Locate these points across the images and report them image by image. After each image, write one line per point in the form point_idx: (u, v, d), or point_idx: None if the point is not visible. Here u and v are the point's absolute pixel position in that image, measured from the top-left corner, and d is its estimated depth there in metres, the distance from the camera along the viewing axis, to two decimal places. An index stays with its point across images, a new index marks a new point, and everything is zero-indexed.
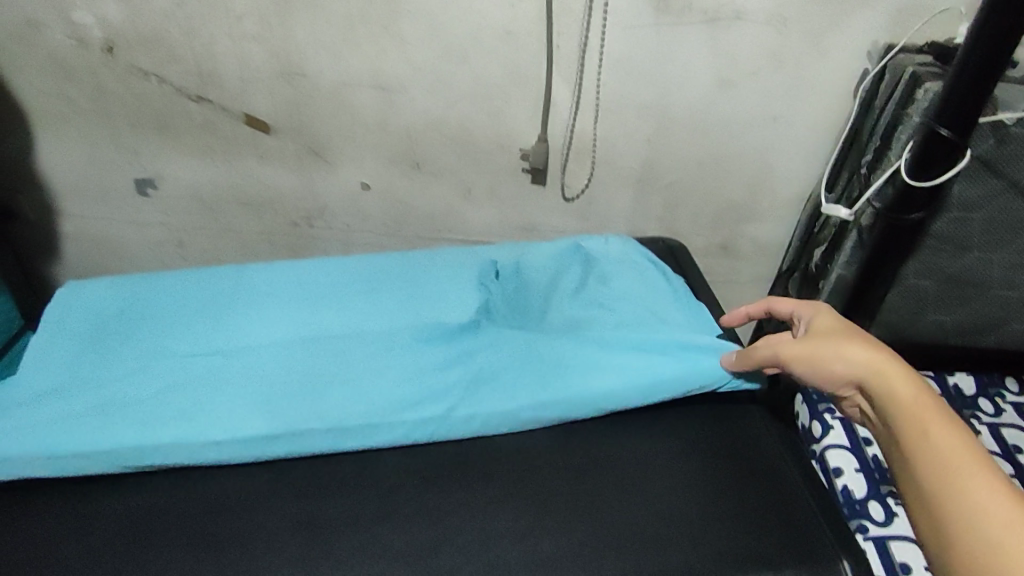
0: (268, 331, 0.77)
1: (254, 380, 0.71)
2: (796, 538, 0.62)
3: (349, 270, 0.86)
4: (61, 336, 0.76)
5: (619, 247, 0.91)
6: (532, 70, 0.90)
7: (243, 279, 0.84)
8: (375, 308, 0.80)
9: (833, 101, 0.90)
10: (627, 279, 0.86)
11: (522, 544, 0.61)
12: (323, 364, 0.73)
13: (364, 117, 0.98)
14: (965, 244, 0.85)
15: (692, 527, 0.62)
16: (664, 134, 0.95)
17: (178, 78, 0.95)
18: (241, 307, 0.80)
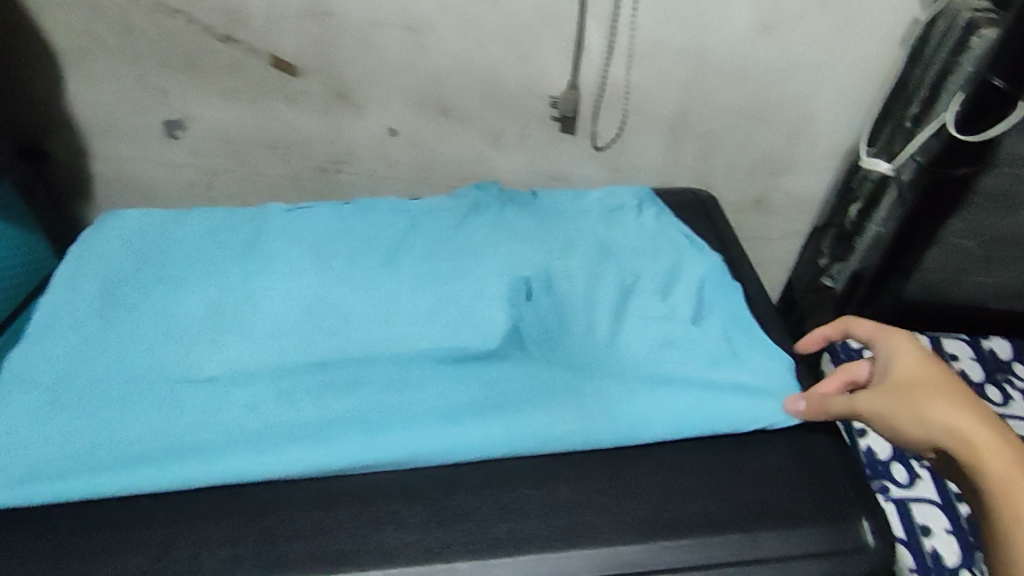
0: (281, 335, 0.70)
1: (273, 391, 0.66)
2: (816, 496, 0.62)
3: (353, 241, 0.79)
4: (74, 305, 0.73)
5: (652, 222, 0.83)
6: (565, 10, 0.86)
7: (233, 267, 0.76)
8: (392, 302, 0.73)
9: (883, 48, 0.85)
10: (664, 261, 0.79)
11: (540, 489, 0.62)
12: (345, 374, 0.67)
13: (392, 60, 0.95)
14: (1013, 203, 0.81)
15: (713, 480, 0.63)
16: (701, 81, 0.91)
17: (205, 17, 0.94)
18: (239, 310, 0.72)
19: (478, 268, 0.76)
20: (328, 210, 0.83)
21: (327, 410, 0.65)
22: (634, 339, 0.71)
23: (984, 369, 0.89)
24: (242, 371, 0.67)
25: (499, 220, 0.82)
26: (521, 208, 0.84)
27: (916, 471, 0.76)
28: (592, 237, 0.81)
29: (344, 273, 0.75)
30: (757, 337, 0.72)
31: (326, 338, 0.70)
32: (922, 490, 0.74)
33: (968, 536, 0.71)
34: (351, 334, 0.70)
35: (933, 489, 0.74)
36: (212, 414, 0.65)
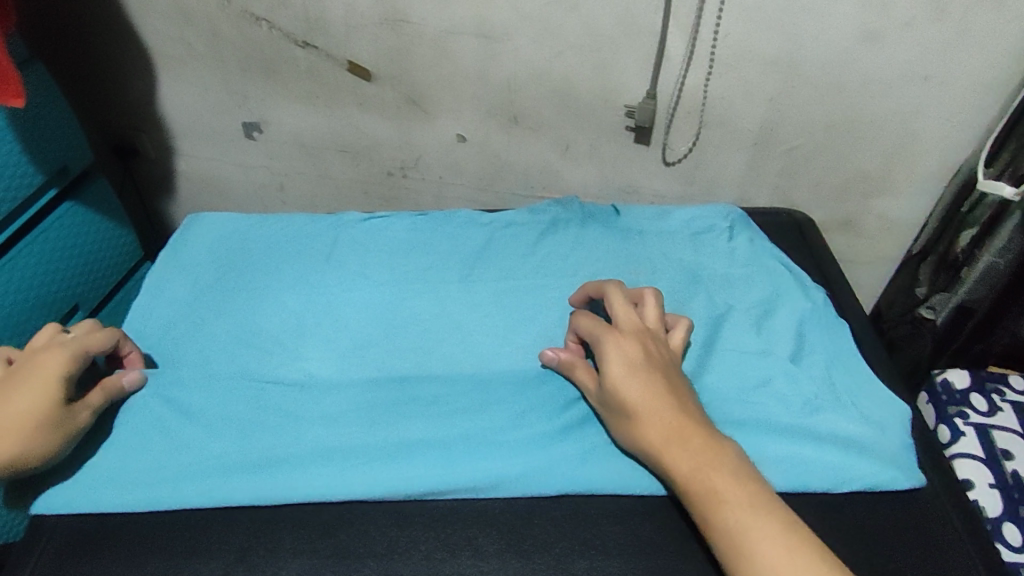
0: (349, 349, 0.68)
1: (341, 406, 0.64)
2: (934, 555, 0.54)
3: (427, 254, 0.77)
4: (157, 303, 0.74)
5: (745, 247, 0.77)
6: (648, 17, 0.82)
7: (307, 277, 0.75)
8: (464, 322, 0.70)
9: (1005, 61, 0.77)
10: (759, 289, 0.72)
11: (619, 526, 0.57)
12: (414, 393, 0.64)
13: (465, 67, 0.94)
14: None
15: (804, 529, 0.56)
16: (791, 94, 0.86)
17: (286, 24, 0.95)
18: (307, 321, 0.71)
19: (557, 291, 0.72)
20: (406, 221, 0.81)
21: (393, 431, 0.62)
22: (723, 375, 0.65)
23: None
24: (311, 382, 0.65)
25: (579, 239, 0.77)
26: (603, 225, 0.79)
27: None
28: (678, 260, 0.76)
29: (418, 290, 0.73)
30: (866, 382, 0.64)
31: (396, 357, 0.67)
32: None
33: None
34: (424, 353, 0.67)
35: None
36: (281, 425, 0.62)
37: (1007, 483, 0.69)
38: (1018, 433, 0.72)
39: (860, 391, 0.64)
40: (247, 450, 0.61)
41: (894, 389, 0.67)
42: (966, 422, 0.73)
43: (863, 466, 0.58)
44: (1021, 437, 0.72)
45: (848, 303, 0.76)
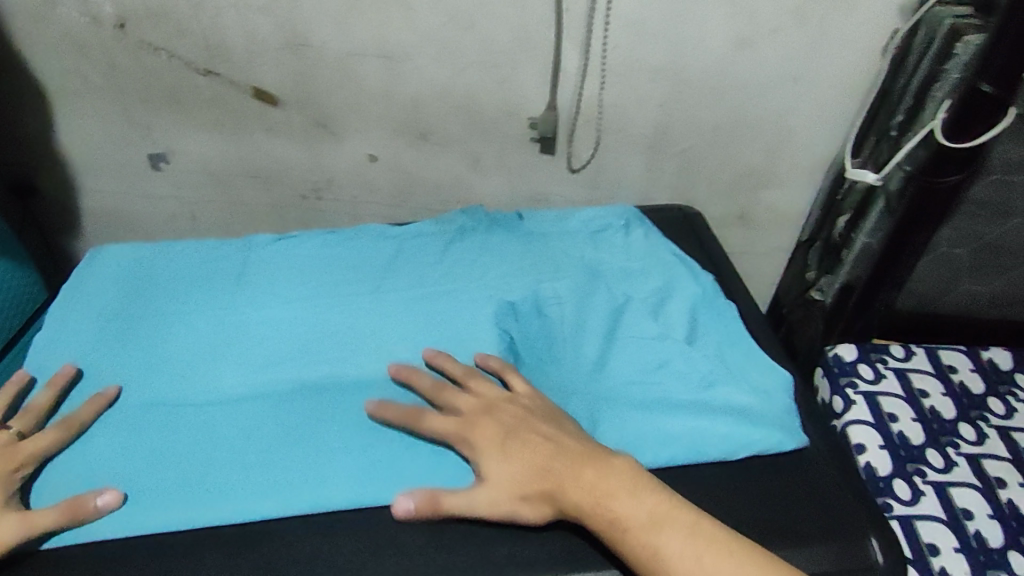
0: (256, 364, 0.67)
1: (253, 424, 0.63)
2: (819, 507, 0.59)
3: (335, 266, 0.77)
4: (52, 338, 0.70)
5: (642, 240, 0.81)
6: (540, 32, 0.86)
7: (211, 297, 0.74)
8: (373, 329, 0.71)
9: (862, 58, 0.85)
10: (655, 279, 0.76)
11: None
12: (326, 403, 0.64)
13: (369, 87, 0.95)
14: (1005, 209, 0.77)
15: (699, 492, 0.60)
16: (679, 99, 0.91)
17: (184, 51, 0.94)
18: (213, 340, 0.70)
19: (465, 294, 0.74)
20: (311, 240, 0.81)
21: (303, 443, 0.61)
22: (622, 362, 0.68)
23: (1013, 358, 0.82)
24: (221, 404, 0.64)
25: (485, 244, 0.80)
26: (507, 230, 0.82)
27: (919, 487, 0.71)
28: (580, 256, 0.79)
29: (326, 304, 0.73)
30: (754, 355, 0.69)
31: (307, 369, 0.67)
32: (925, 507, 0.69)
33: (979, 555, 0.66)
34: (334, 364, 0.67)
35: (938, 506, 0.70)
36: (195, 450, 0.61)
37: (894, 442, 0.74)
38: (901, 396, 0.78)
39: (749, 364, 0.69)
40: (156, 479, 0.59)
41: (783, 364, 0.72)
42: (856, 391, 0.78)
43: (757, 432, 0.63)
44: (904, 400, 0.78)
45: (738, 288, 0.80)
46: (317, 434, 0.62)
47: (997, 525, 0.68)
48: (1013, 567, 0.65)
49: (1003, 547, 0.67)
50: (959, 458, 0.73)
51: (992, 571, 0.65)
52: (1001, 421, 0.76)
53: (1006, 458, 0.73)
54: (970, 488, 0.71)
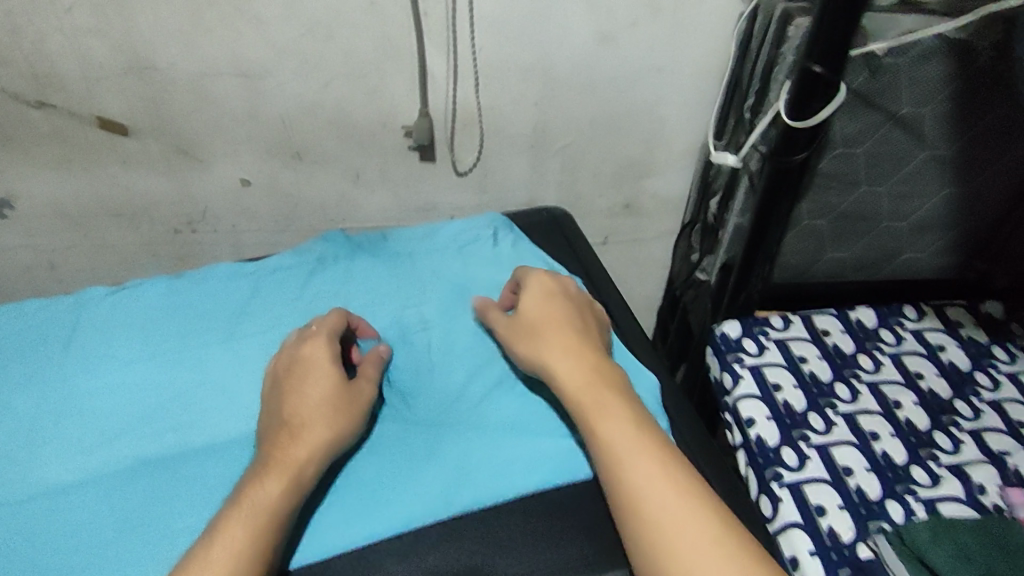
0: (99, 437, 0.62)
1: (98, 509, 0.58)
2: None
3: (181, 313, 0.72)
4: None
5: (509, 248, 0.81)
6: (403, 39, 0.84)
7: (41, 366, 0.67)
8: (227, 380, 0.66)
9: (717, 46, 0.88)
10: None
11: (404, 564, 0.56)
12: (178, 474, 0.60)
13: (230, 108, 0.90)
14: (852, 180, 0.82)
15: (584, 515, 0.60)
16: (552, 97, 0.92)
17: (13, 84, 0.85)
18: (45, 418, 0.64)
19: None
20: (156, 286, 0.75)
21: (153, 515, 0.57)
22: (493, 381, 0.68)
23: (877, 315, 0.88)
24: (62, 491, 0.59)
25: (347, 273, 0.77)
26: (374, 254, 0.80)
27: (805, 451, 0.75)
28: (449, 274, 0.78)
29: (175, 360, 0.68)
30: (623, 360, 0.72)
31: (156, 438, 0.62)
32: (811, 470, 0.74)
33: (861, 509, 0.71)
34: (186, 427, 0.63)
35: (822, 467, 0.74)
36: (32, 541, 0.56)
37: (780, 412, 0.79)
38: (783, 365, 0.83)
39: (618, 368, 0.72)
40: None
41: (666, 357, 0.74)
42: (743, 366, 0.82)
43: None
44: (786, 368, 0.82)
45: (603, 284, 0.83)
46: (172, 505, 0.58)
47: (874, 477, 0.73)
48: (890, 515, 0.70)
49: (881, 497, 0.72)
50: (838, 417, 0.78)
51: (873, 521, 0.70)
52: (871, 376, 0.82)
53: (878, 411, 0.79)
54: (849, 445, 0.76)
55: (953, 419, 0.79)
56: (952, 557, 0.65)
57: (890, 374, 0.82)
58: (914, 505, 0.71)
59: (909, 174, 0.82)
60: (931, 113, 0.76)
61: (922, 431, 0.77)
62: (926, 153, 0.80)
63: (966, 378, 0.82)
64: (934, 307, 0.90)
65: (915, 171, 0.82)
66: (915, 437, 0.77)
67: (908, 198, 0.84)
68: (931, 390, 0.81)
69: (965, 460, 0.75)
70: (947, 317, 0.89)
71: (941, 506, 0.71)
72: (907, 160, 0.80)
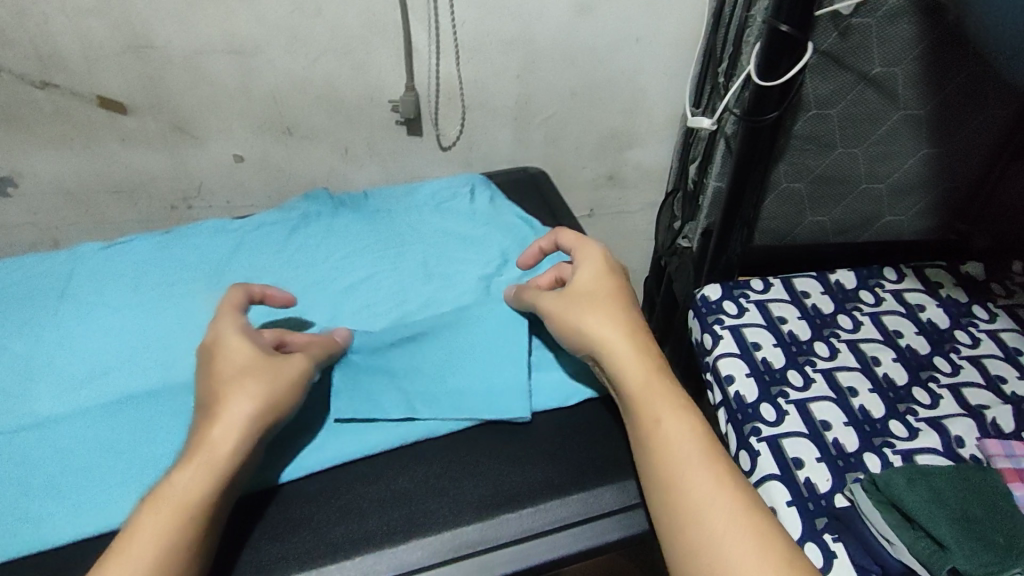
0: (91, 372, 0.66)
1: (86, 438, 0.62)
2: None
3: (173, 264, 0.76)
4: None
5: (486, 204, 0.84)
6: (388, 14, 0.86)
7: (42, 312, 0.71)
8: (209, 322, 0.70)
9: (693, 15, 0.90)
10: (496, 245, 0.79)
11: (376, 484, 0.60)
12: (158, 408, 0.63)
13: (223, 85, 0.92)
14: (828, 142, 0.83)
15: (550, 447, 0.63)
16: (535, 70, 0.94)
17: (14, 63, 0.87)
18: (44, 355, 0.68)
19: (313, 282, 0.74)
20: (145, 243, 0.78)
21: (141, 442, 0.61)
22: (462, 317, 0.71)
23: (857, 277, 0.90)
24: (49, 422, 0.63)
25: (329, 229, 0.80)
26: (352, 211, 0.83)
27: (783, 407, 0.77)
28: (426, 227, 0.81)
29: (161, 307, 0.72)
30: None
31: (139, 377, 0.66)
32: (789, 425, 0.75)
33: (837, 461, 0.72)
34: (168, 366, 0.67)
35: (800, 421, 0.75)
36: (32, 462, 0.60)
37: (758, 369, 0.80)
38: (763, 326, 0.84)
39: None
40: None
41: None
42: (723, 327, 0.84)
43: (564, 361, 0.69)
44: (765, 329, 0.84)
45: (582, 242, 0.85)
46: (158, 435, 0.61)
47: (852, 430, 0.75)
48: (867, 466, 0.72)
49: (858, 450, 0.73)
50: (817, 374, 0.80)
51: (850, 472, 0.72)
52: (850, 335, 0.84)
53: (856, 367, 0.81)
54: (828, 401, 0.77)
55: (932, 375, 0.80)
56: (924, 500, 0.65)
57: (868, 332, 0.84)
58: (891, 456, 0.73)
59: (883, 136, 0.83)
60: (903, 72, 0.77)
61: (900, 386, 0.79)
62: (901, 112, 0.81)
63: (946, 336, 0.84)
64: (913, 269, 0.91)
65: (890, 131, 0.83)
66: (893, 393, 0.78)
67: (883, 160, 0.86)
68: (910, 347, 0.83)
69: (942, 414, 0.77)
70: (927, 278, 0.90)
71: (917, 456, 0.73)
72: (880, 122, 0.82)
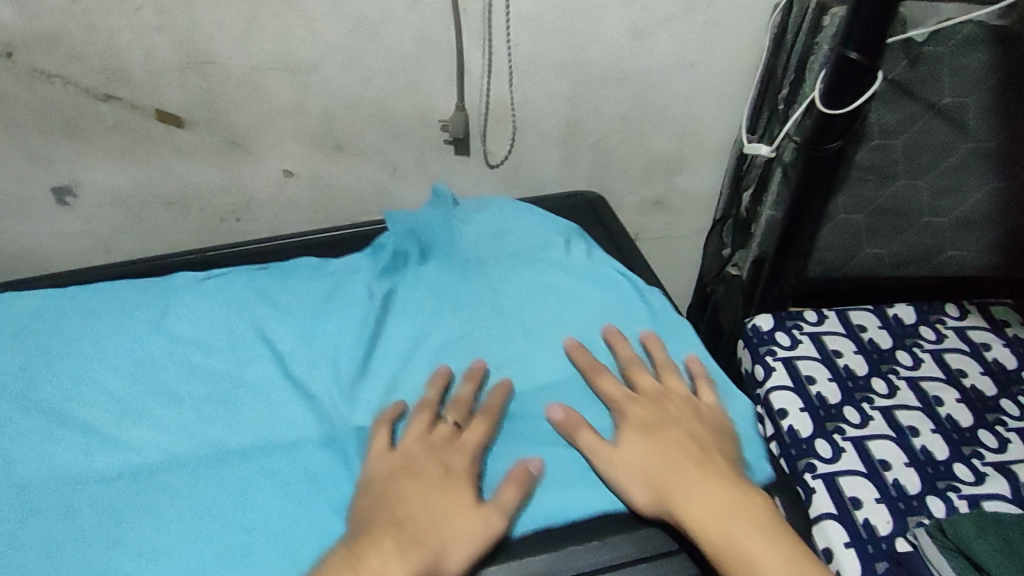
0: (188, 406, 0.67)
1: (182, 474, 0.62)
2: None
3: (269, 301, 0.76)
4: None
5: (582, 256, 0.81)
6: (442, 35, 0.87)
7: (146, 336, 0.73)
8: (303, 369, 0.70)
9: (750, 43, 0.89)
10: (596, 301, 0.76)
11: None
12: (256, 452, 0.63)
13: (279, 102, 0.94)
14: (890, 172, 0.81)
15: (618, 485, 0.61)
16: (587, 93, 0.93)
17: (82, 77, 0.90)
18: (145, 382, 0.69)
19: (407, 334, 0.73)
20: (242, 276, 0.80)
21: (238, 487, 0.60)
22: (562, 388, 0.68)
23: (918, 312, 0.87)
24: (126, 450, 0.64)
25: (420, 277, 0.79)
26: (443, 259, 0.82)
27: (840, 444, 0.74)
28: (518, 279, 0.79)
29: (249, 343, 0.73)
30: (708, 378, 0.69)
31: (232, 417, 0.66)
32: (846, 463, 0.72)
33: (899, 504, 0.69)
34: (262, 408, 0.66)
35: (858, 460, 0.72)
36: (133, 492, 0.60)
37: (813, 404, 0.77)
38: (817, 359, 0.81)
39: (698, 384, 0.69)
40: (56, 537, 0.57)
41: None
42: (775, 358, 0.81)
43: None
44: (820, 362, 0.81)
45: None
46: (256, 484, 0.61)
47: (913, 472, 0.71)
48: (930, 510, 0.68)
49: (921, 492, 0.70)
50: (875, 412, 0.76)
51: (912, 516, 0.68)
52: (910, 372, 0.81)
53: (918, 406, 0.77)
54: (887, 440, 0.74)
55: (998, 418, 0.76)
56: (997, 549, 0.61)
57: (929, 369, 0.81)
58: (956, 501, 0.69)
59: (949, 169, 0.81)
60: (973, 103, 0.75)
61: (965, 428, 0.75)
62: (968, 144, 0.79)
63: (1013, 377, 0.80)
64: (976, 305, 0.88)
65: (956, 164, 0.80)
66: (957, 434, 0.75)
67: (948, 193, 0.83)
68: (975, 388, 0.79)
69: (1011, 459, 0.73)
70: (992, 315, 0.86)
71: (985, 502, 0.69)
72: (946, 154, 0.79)
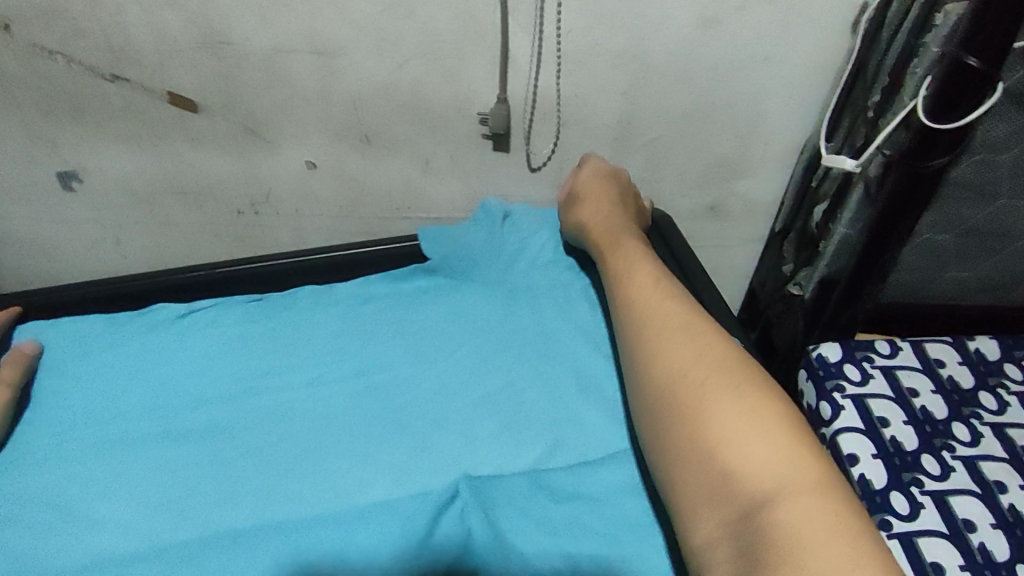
0: (239, 415, 0.71)
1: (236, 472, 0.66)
2: None
3: (315, 327, 0.80)
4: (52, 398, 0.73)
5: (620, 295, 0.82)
6: (487, 18, 0.78)
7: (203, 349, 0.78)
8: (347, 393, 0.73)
9: (833, 37, 0.79)
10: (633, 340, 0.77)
11: None
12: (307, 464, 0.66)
13: (302, 88, 0.85)
14: (989, 192, 0.72)
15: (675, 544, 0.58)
16: (644, 87, 0.84)
17: (87, 55, 0.81)
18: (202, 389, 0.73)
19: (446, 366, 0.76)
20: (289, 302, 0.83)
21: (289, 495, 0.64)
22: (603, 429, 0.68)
23: (1002, 347, 0.79)
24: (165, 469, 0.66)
25: (456, 311, 0.81)
26: (482, 290, 0.84)
27: (918, 499, 0.66)
28: (554, 314, 0.81)
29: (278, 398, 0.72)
30: None
31: (284, 431, 0.70)
32: (926, 522, 0.65)
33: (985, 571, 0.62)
34: (311, 425, 0.70)
35: (938, 519, 0.65)
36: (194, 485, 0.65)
37: (887, 450, 0.69)
38: (891, 398, 0.73)
39: None
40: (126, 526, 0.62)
41: None
42: (844, 396, 0.73)
43: None
44: (893, 402, 0.73)
45: None
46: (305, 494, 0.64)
47: (1001, 535, 0.64)
48: None
49: (1010, 560, 0.63)
50: (956, 463, 0.69)
51: None
52: (994, 417, 0.73)
53: (1004, 458, 0.70)
54: (971, 496, 0.67)
55: None
56: None
57: (1016, 415, 0.73)
58: None
59: None
60: None
61: None
62: None
63: None
64: None
65: None
66: None
67: None
68: None
69: None
70: None
71: None
72: None
